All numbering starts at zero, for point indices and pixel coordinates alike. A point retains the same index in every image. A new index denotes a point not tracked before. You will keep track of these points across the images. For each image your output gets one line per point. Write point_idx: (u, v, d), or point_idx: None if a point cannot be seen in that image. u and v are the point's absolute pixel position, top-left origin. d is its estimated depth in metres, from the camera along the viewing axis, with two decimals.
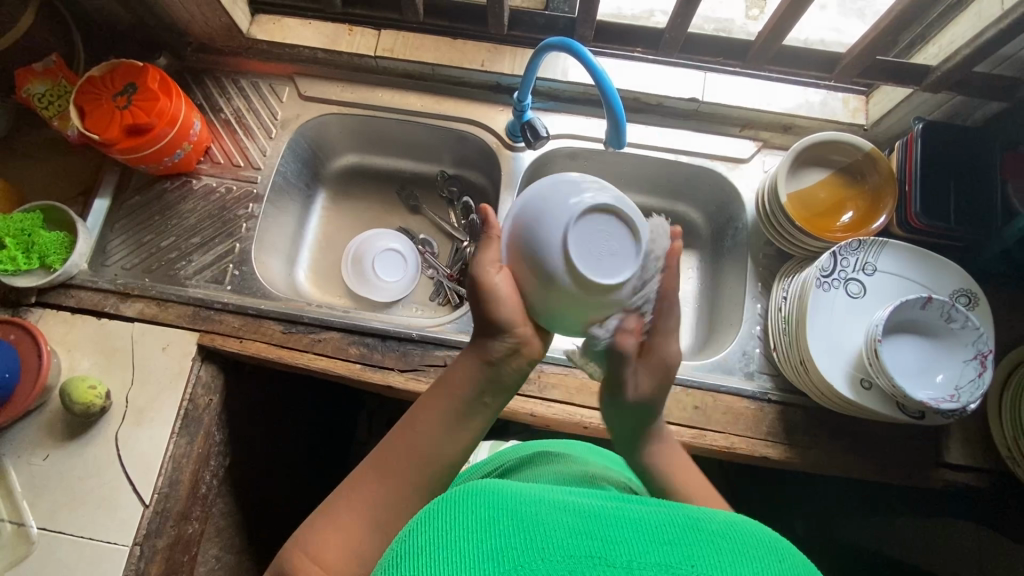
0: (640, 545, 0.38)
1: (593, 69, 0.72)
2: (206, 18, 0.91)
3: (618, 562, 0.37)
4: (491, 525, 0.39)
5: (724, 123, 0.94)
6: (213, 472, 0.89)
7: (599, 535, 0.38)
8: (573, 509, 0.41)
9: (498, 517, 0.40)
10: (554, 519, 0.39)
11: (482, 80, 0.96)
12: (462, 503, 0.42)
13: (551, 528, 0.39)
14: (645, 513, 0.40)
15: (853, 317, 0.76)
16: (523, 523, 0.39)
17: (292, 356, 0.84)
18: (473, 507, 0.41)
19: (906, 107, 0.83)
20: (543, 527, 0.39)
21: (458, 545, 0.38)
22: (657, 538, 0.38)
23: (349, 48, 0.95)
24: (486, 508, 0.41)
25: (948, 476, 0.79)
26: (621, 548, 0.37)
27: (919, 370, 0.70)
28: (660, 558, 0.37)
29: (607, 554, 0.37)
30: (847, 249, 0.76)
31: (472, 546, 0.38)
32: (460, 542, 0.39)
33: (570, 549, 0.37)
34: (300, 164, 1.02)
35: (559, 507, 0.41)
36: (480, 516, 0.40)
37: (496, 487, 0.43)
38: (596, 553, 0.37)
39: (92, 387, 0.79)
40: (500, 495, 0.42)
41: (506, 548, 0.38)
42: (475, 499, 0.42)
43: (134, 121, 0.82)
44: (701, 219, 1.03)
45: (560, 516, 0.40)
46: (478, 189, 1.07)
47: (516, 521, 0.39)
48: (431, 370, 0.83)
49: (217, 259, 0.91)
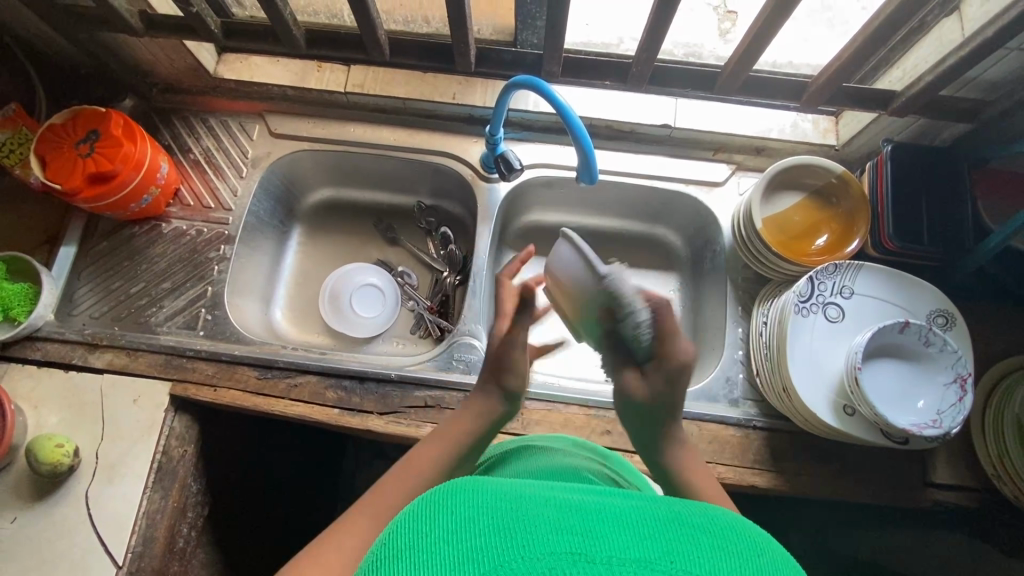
0: (624, 539, 0.34)
1: (559, 106, 0.71)
2: (170, 59, 0.89)
3: (600, 558, 0.33)
4: (466, 525, 0.36)
5: (697, 148, 0.94)
6: (191, 524, 0.87)
7: (581, 529, 0.35)
8: (555, 505, 0.38)
9: (474, 516, 0.37)
10: (533, 516, 0.36)
11: (454, 112, 0.96)
12: (440, 501, 0.39)
13: (530, 524, 0.35)
14: (628, 509, 0.37)
15: (833, 341, 0.75)
16: (500, 522, 0.36)
17: (268, 403, 0.82)
18: (447, 508, 0.38)
19: (875, 128, 0.83)
20: (522, 524, 0.35)
21: (429, 544, 0.35)
22: (640, 533, 0.35)
23: (318, 84, 0.94)
24: (461, 509, 0.37)
25: (936, 496, 0.78)
26: (603, 542, 0.34)
27: (901, 396, 0.70)
28: (641, 553, 0.34)
29: (586, 548, 0.33)
30: (824, 274, 0.76)
31: (444, 545, 0.35)
32: (432, 543, 0.35)
33: (550, 545, 0.34)
34: (273, 202, 1.01)
35: (542, 504, 0.38)
36: (456, 514, 0.37)
37: (476, 485, 0.40)
38: (578, 548, 0.33)
39: (59, 445, 0.76)
40: (478, 495, 0.39)
41: (480, 550, 0.34)
42: (449, 499, 0.39)
43: (98, 169, 0.80)
44: (679, 241, 1.03)
45: (541, 513, 0.36)
46: (456, 219, 1.06)
47: (494, 521, 0.36)
48: (411, 412, 0.81)
49: (189, 304, 0.89)
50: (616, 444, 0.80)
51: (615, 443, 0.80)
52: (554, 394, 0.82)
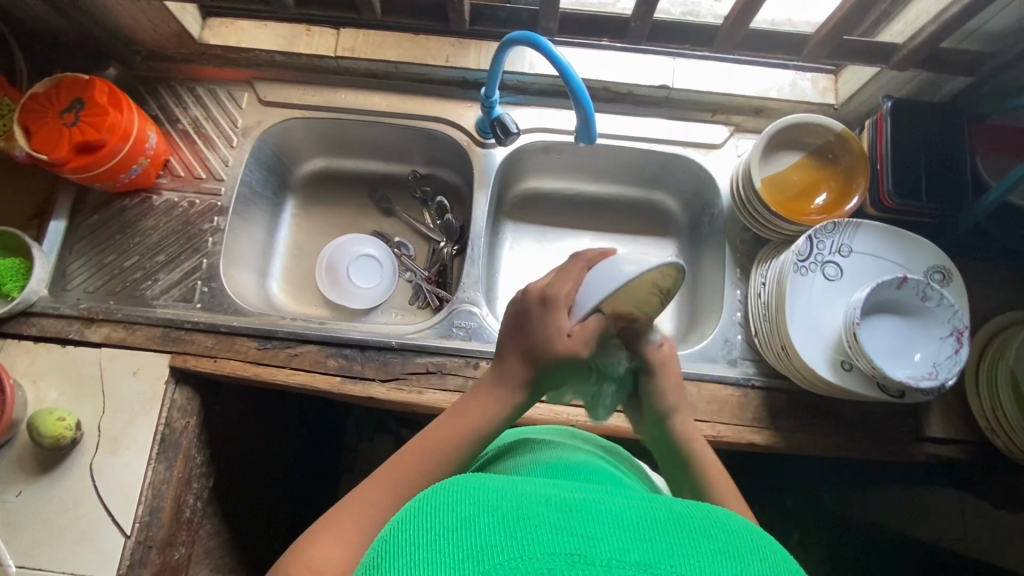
0: (622, 540, 0.35)
1: (558, 63, 0.70)
2: (154, 24, 0.87)
3: (599, 560, 0.34)
4: (471, 522, 0.37)
5: (695, 109, 0.93)
6: (196, 495, 0.87)
7: (581, 532, 0.35)
8: (557, 506, 0.38)
9: (479, 515, 0.37)
10: (536, 516, 0.37)
11: (447, 76, 0.94)
12: (445, 500, 0.39)
13: (532, 523, 0.36)
14: (630, 509, 0.38)
15: (831, 300, 0.76)
16: (505, 520, 0.36)
17: (269, 373, 0.82)
18: (452, 505, 0.39)
19: (875, 84, 0.82)
20: (524, 525, 0.36)
21: (436, 541, 0.36)
22: (638, 535, 0.36)
23: (308, 49, 0.92)
24: (467, 505, 0.38)
25: (929, 450, 0.80)
26: (602, 545, 0.35)
27: (899, 350, 0.71)
28: (640, 556, 0.34)
29: (587, 551, 0.34)
30: (822, 232, 0.76)
31: (449, 543, 0.36)
32: (438, 537, 0.36)
33: (552, 545, 0.34)
34: (265, 172, 0.99)
35: (546, 504, 0.38)
36: (460, 514, 0.38)
37: (480, 484, 0.41)
38: (578, 551, 0.34)
39: (61, 418, 0.76)
40: (483, 494, 0.39)
41: (485, 547, 0.35)
42: (455, 497, 0.39)
43: (84, 138, 0.78)
44: (677, 206, 1.03)
45: (545, 514, 0.37)
46: (452, 187, 1.06)
47: (498, 519, 0.37)
48: (413, 378, 0.81)
49: (184, 277, 0.88)
50: (616, 406, 0.80)
51: (615, 405, 0.81)
52: None
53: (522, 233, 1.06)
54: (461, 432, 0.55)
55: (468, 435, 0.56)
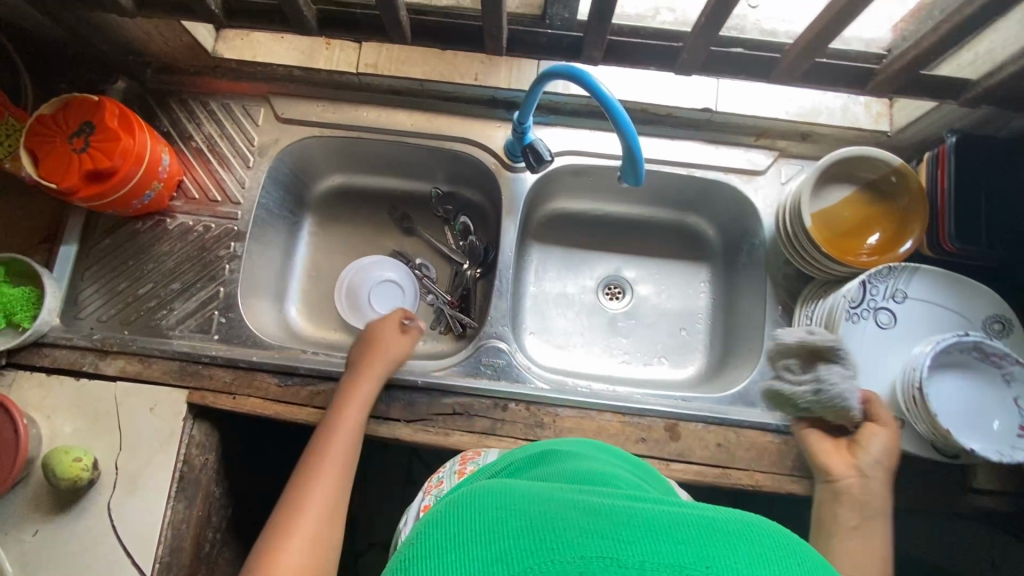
0: (655, 544, 0.32)
1: (602, 97, 0.65)
2: (165, 38, 0.81)
3: (632, 563, 0.32)
4: (495, 528, 0.35)
5: (738, 133, 0.88)
6: (216, 528, 0.85)
7: (612, 535, 0.33)
8: (584, 508, 0.36)
9: (503, 518, 0.35)
10: (564, 518, 0.35)
11: (475, 95, 0.88)
12: (467, 506, 0.38)
13: (561, 528, 0.34)
14: (662, 511, 0.35)
15: (884, 349, 0.72)
16: (530, 521, 0.35)
17: (290, 412, 0.79)
18: (473, 513, 0.36)
19: (935, 116, 0.77)
20: (550, 529, 0.34)
21: (460, 546, 0.34)
22: (672, 536, 0.33)
23: (327, 64, 0.87)
24: (493, 510, 0.36)
25: (977, 502, 0.77)
26: (632, 547, 0.32)
27: (976, 417, 0.64)
28: (673, 557, 0.32)
29: (619, 555, 0.32)
30: (876, 277, 0.72)
31: (474, 551, 0.34)
32: (463, 543, 0.34)
33: (582, 547, 0.32)
34: (282, 192, 0.95)
35: (572, 507, 0.36)
36: (483, 518, 0.36)
37: (503, 489, 0.39)
38: (609, 553, 0.32)
39: (77, 459, 0.74)
40: (506, 500, 0.37)
41: (511, 551, 0.33)
42: (482, 503, 0.37)
43: (94, 166, 0.74)
44: (713, 230, 0.99)
45: (572, 516, 0.35)
46: (476, 207, 1.01)
47: (523, 521, 0.35)
48: (440, 419, 0.78)
49: (201, 306, 0.84)
50: (651, 452, 0.77)
51: (650, 450, 0.78)
52: (588, 401, 0.79)
53: (548, 255, 1.02)
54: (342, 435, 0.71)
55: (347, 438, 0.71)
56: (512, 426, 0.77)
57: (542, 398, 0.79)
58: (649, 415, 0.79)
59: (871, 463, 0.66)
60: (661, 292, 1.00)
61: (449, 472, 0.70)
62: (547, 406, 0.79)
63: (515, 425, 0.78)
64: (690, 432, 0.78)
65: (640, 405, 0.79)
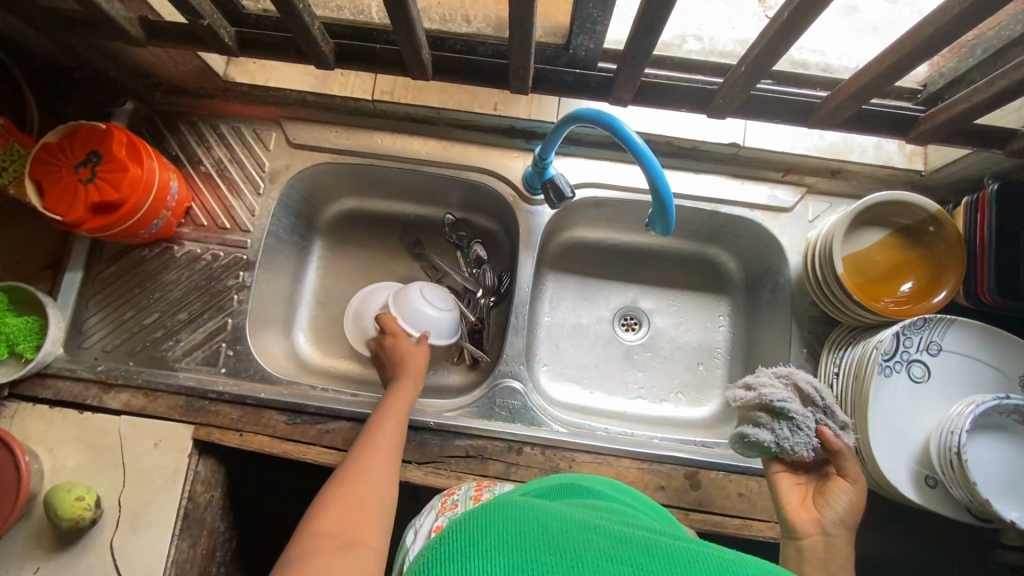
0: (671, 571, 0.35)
1: (631, 143, 0.62)
2: (175, 62, 0.79)
3: None
4: (522, 538, 0.37)
5: (764, 168, 0.85)
6: (221, 563, 0.84)
7: (632, 561, 0.35)
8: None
9: (529, 531, 0.38)
10: (586, 540, 0.37)
11: (494, 123, 0.86)
12: (493, 519, 0.39)
13: (583, 548, 0.36)
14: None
15: (917, 403, 0.69)
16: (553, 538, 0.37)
17: (298, 450, 0.76)
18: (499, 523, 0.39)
19: (973, 160, 0.74)
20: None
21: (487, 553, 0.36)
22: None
23: (342, 90, 0.84)
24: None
25: (1004, 558, 0.75)
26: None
27: (1010, 483, 0.62)
28: None
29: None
30: (910, 328, 0.69)
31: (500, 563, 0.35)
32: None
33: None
34: (293, 217, 0.92)
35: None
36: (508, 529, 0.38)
37: (527, 505, 0.41)
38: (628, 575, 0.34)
39: (79, 498, 0.72)
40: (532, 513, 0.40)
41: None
42: (507, 516, 0.39)
43: (102, 197, 0.71)
44: (734, 264, 0.96)
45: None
46: (490, 235, 0.99)
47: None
48: (452, 462, 0.76)
49: (208, 338, 0.82)
50: (670, 501, 0.75)
51: (668, 499, 0.75)
52: (605, 446, 0.76)
53: (564, 285, 0.99)
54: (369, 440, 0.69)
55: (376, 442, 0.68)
56: (527, 471, 0.75)
57: (558, 442, 0.76)
58: (668, 462, 0.76)
59: (835, 521, 0.55)
60: (678, 326, 0.97)
61: (463, 496, 0.67)
62: (563, 451, 0.76)
63: (530, 469, 0.75)
64: (711, 481, 0.76)
65: (659, 452, 0.76)
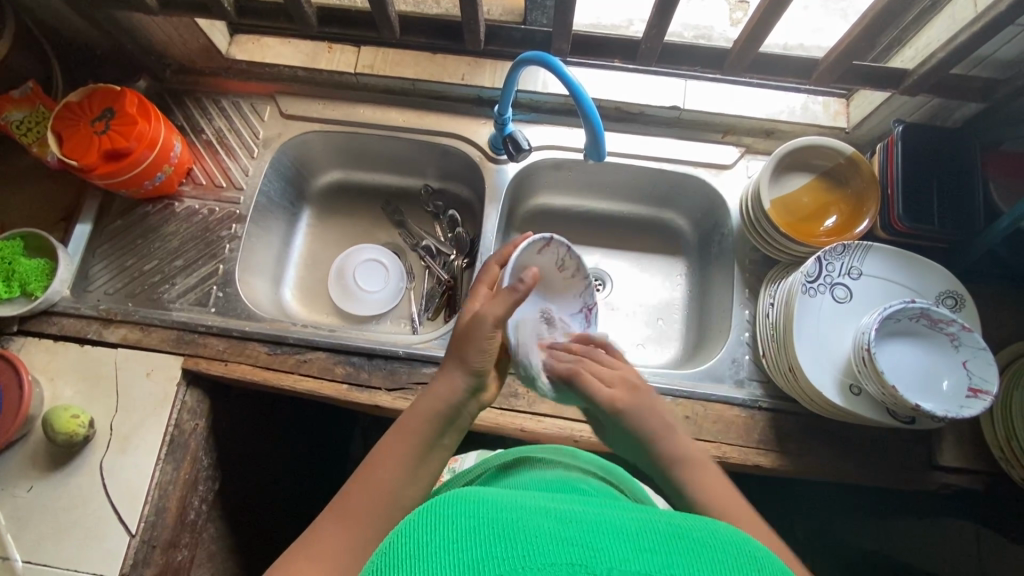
0: (621, 550, 0.34)
1: (570, 84, 0.72)
2: (184, 39, 0.91)
3: (599, 570, 0.33)
4: (467, 533, 0.36)
5: (706, 130, 0.94)
6: (201, 498, 0.88)
7: (581, 542, 0.34)
8: (557, 517, 0.37)
9: (478, 525, 0.36)
10: (533, 524, 0.36)
11: (463, 94, 0.97)
12: (440, 510, 0.38)
13: (530, 534, 0.35)
14: (629, 520, 0.37)
15: (840, 323, 0.75)
16: (499, 529, 0.35)
17: (277, 378, 0.83)
18: (449, 515, 0.37)
19: (886, 109, 0.84)
20: (521, 535, 0.35)
21: (432, 553, 0.35)
22: (639, 545, 0.35)
23: (328, 65, 0.96)
24: (462, 516, 0.37)
25: (942, 478, 0.78)
26: (600, 554, 0.34)
27: (924, 380, 0.68)
28: (640, 565, 0.33)
29: (587, 561, 0.33)
30: (832, 254, 0.75)
31: (451, 556, 0.34)
32: (436, 550, 0.35)
33: (551, 556, 0.33)
34: (283, 183, 1.02)
35: (541, 513, 0.37)
36: (455, 526, 0.36)
37: (473, 493, 0.39)
38: (578, 561, 0.33)
39: (75, 416, 0.78)
40: (480, 501, 0.38)
41: (483, 560, 0.34)
42: (455, 507, 0.38)
43: (113, 145, 0.82)
44: (688, 225, 1.03)
45: (540, 522, 0.36)
46: (463, 202, 1.07)
47: (496, 530, 0.35)
48: (418, 388, 0.82)
49: (201, 281, 0.90)
50: None
51: None
52: None
53: None
54: (428, 411, 0.59)
55: (432, 419, 0.58)
56: None
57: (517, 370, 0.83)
58: None
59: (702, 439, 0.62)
60: (640, 283, 1.03)
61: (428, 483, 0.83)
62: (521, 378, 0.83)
63: None
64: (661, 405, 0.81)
65: None
